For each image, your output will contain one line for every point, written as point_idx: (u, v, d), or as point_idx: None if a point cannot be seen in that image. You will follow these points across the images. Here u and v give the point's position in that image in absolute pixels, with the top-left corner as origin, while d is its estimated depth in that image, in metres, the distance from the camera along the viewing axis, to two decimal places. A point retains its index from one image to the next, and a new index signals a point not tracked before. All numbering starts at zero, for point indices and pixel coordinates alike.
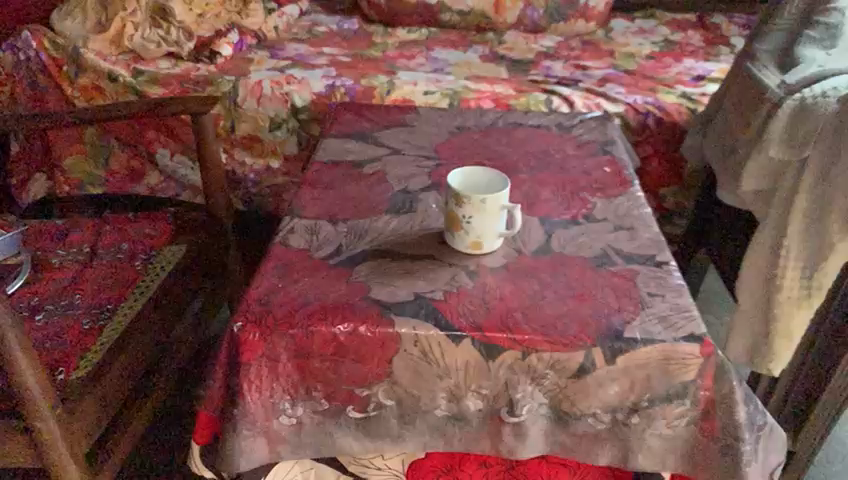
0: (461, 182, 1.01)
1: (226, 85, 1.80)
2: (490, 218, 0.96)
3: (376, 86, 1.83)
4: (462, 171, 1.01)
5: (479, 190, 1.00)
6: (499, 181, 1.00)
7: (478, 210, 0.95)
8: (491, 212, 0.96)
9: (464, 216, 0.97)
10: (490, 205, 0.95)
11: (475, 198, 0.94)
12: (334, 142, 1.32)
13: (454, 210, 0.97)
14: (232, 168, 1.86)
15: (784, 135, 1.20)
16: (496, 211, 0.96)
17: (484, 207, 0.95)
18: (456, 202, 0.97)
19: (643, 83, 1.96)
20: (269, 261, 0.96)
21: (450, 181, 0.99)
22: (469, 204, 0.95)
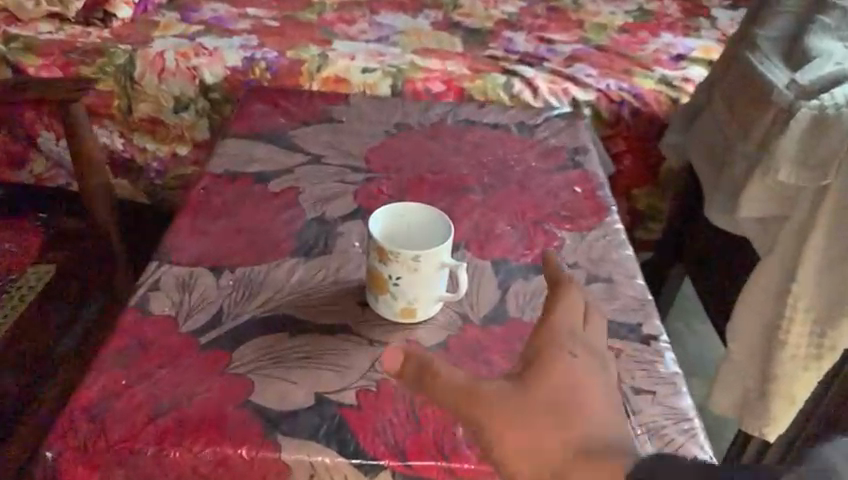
0: (386, 226, 0.74)
1: (120, 56, 1.49)
2: (426, 280, 0.71)
3: (305, 60, 1.53)
4: (387, 212, 0.74)
5: (413, 239, 0.75)
6: (438, 224, 0.74)
7: (410, 270, 0.70)
8: (427, 272, 0.70)
9: (391, 276, 0.71)
10: (426, 263, 0.70)
11: (406, 254, 0.69)
12: (236, 145, 1.04)
13: (377, 267, 0.72)
14: (130, 154, 1.54)
15: (796, 156, 0.96)
16: (433, 271, 0.71)
17: (417, 266, 0.70)
18: (380, 257, 0.71)
19: (617, 64, 1.70)
20: (116, 339, 0.69)
21: (373, 226, 0.73)
22: (397, 261, 0.70)
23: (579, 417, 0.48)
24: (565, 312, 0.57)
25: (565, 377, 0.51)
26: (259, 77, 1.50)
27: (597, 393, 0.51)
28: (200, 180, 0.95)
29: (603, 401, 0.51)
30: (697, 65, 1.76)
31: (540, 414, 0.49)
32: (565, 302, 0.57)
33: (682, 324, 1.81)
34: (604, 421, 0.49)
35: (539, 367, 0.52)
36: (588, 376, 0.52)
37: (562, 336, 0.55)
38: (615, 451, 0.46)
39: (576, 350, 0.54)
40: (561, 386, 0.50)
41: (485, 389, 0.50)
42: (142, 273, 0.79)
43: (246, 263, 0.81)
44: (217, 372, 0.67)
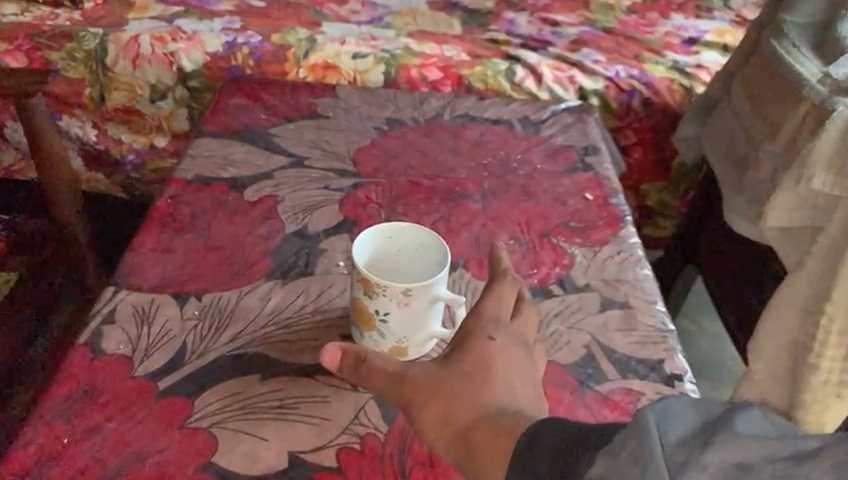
0: (375, 246, 0.67)
1: (90, 41, 1.37)
2: (418, 316, 0.62)
3: (291, 44, 1.42)
4: (378, 231, 0.67)
5: (405, 269, 0.67)
6: (433, 247, 0.66)
7: (400, 304, 0.61)
8: (420, 308, 0.61)
9: (378, 311, 0.62)
10: (420, 297, 0.61)
11: (396, 286, 0.60)
12: (211, 145, 0.94)
13: (362, 299, 0.62)
14: (105, 147, 1.43)
15: (830, 161, 0.87)
16: (427, 307, 0.61)
17: (410, 300, 0.61)
18: (366, 290, 0.62)
19: (625, 49, 1.59)
20: (61, 384, 0.60)
21: (359, 252, 0.65)
22: (385, 296, 0.61)
23: (488, 392, 0.53)
24: (494, 301, 0.60)
25: (485, 355, 0.55)
26: (242, 62, 1.38)
27: (508, 366, 0.55)
28: (166, 188, 0.85)
29: (516, 374, 0.55)
30: (710, 50, 1.65)
31: (451, 385, 0.53)
32: (496, 295, 0.61)
33: (689, 321, 1.72)
34: (511, 391, 0.53)
35: (459, 346, 0.57)
36: (503, 353, 0.56)
37: (486, 322, 0.59)
38: (512, 416, 0.51)
39: (497, 334, 0.58)
40: (473, 361, 0.55)
41: (412, 369, 0.55)
42: (96, 301, 0.69)
43: (214, 288, 0.71)
44: (176, 426, 0.58)
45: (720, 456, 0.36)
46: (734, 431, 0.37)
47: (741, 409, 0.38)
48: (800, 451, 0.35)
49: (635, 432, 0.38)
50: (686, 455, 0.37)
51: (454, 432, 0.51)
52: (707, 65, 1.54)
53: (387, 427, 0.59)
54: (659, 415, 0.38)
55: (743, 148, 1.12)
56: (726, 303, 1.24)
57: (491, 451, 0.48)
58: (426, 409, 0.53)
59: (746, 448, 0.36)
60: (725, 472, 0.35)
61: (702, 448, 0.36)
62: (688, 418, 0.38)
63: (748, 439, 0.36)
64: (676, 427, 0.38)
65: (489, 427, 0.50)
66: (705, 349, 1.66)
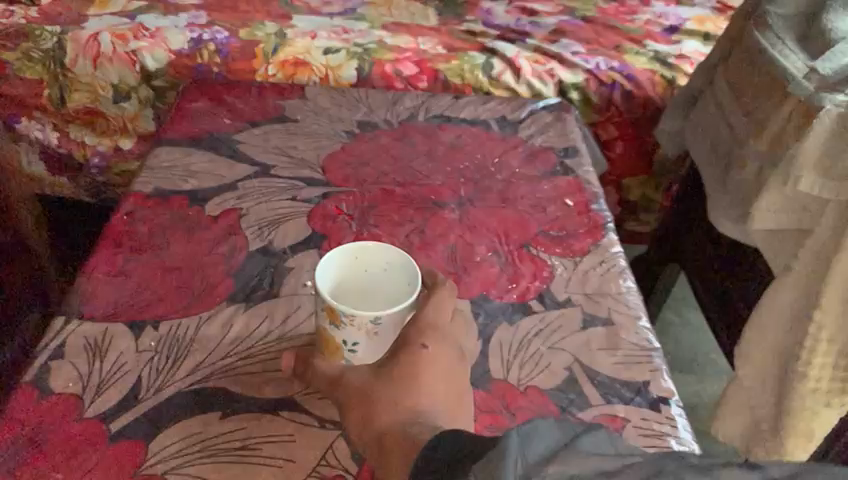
0: (339, 267, 0.62)
1: (47, 39, 1.31)
2: (389, 343, 0.59)
3: (260, 40, 1.36)
4: (343, 250, 0.62)
5: (373, 285, 0.63)
6: (404, 267, 0.62)
7: (369, 334, 0.58)
8: (390, 335, 0.58)
9: (346, 341, 0.58)
10: (387, 325, 0.58)
11: (363, 317, 0.57)
12: (171, 154, 0.89)
13: (327, 329, 0.59)
14: (67, 150, 1.38)
15: (818, 162, 0.84)
16: (396, 333, 0.59)
17: (378, 330, 0.58)
18: (330, 318, 0.58)
19: (605, 38, 1.56)
20: (4, 430, 0.56)
21: (323, 275, 0.61)
22: (353, 325, 0.57)
23: (408, 399, 0.51)
24: (434, 310, 0.58)
25: (412, 361, 0.53)
26: (207, 60, 1.33)
27: (438, 374, 0.53)
28: (123, 202, 0.80)
29: (443, 382, 0.53)
30: (692, 39, 1.61)
31: (376, 393, 0.53)
32: (434, 303, 0.59)
33: (673, 314, 1.69)
34: (432, 398, 0.52)
35: (393, 352, 0.55)
36: (433, 358, 0.54)
37: (424, 327, 0.57)
38: (424, 428, 0.49)
39: (431, 339, 0.55)
40: (401, 368, 0.53)
41: (347, 375, 0.55)
42: (44, 333, 0.64)
43: (171, 314, 0.66)
44: (128, 473, 0.54)
45: (559, 469, 0.37)
46: (577, 453, 0.38)
47: (586, 434, 0.40)
48: (626, 464, 0.37)
49: (494, 451, 0.38)
50: (535, 468, 0.37)
51: (373, 437, 0.51)
52: (690, 54, 1.50)
53: (356, 466, 0.56)
54: (522, 437, 0.39)
55: (727, 144, 1.09)
56: (710, 301, 1.21)
57: (397, 461, 0.48)
58: (353, 413, 0.53)
59: (582, 463, 0.37)
60: None
61: (546, 464, 0.37)
62: (547, 440, 0.39)
63: (587, 457, 0.38)
64: (534, 447, 0.38)
65: (400, 438, 0.49)
66: (690, 342, 1.63)
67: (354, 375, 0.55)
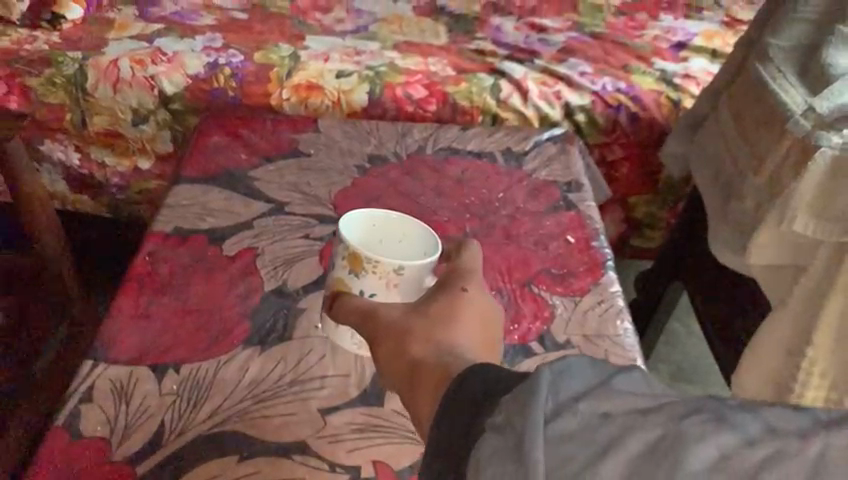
0: (359, 230, 0.75)
1: (69, 65, 1.35)
2: (402, 296, 0.69)
3: (275, 63, 1.40)
4: (363, 215, 0.75)
5: (386, 249, 0.75)
6: (415, 236, 0.74)
7: (388, 283, 0.68)
8: (405, 288, 0.69)
9: (364, 290, 0.69)
10: (406, 278, 0.68)
11: (386, 266, 0.68)
12: (190, 191, 0.93)
13: (349, 278, 0.69)
14: (88, 171, 1.44)
15: (813, 203, 0.87)
16: (410, 285, 0.69)
17: (397, 281, 0.68)
18: (353, 266, 0.69)
19: (613, 56, 1.59)
20: (37, 475, 0.60)
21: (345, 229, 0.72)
22: (375, 273, 0.68)
23: (441, 333, 0.51)
24: (471, 259, 0.66)
25: (452, 303, 0.55)
26: (224, 85, 1.37)
27: (475, 315, 0.55)
28: (145, 242, 0.84)
29: (479, 324, 0.54)
30: (700, 57, 1.63)
31: (411, 326, 0.53)
32: (470, 252, 0.67)
33: (679, 324, 1.72)
34: (466, 336, 0.51)
35: (432, 296, 0.58)
36: (474, 301, 0.57)
37: (463, 279, 0.60)
38: (455, 356, 0.48)
39: (469, 287, 0.59)
40: (440, 306, 0.55)
41: (385, 315, 0.57)
42: (74, 376, 0.69)
43: (191, 358, 0.71)
44: None
45: (592, 406, 0.32)
46: (610, 391, 0.33)
47: (623, 369, 0.36)
48: (665, 402, 0.32)
49: (526, 384, 0.34)
50: (567, 406, 0.33)
51: (401, 365, 0.50)
52: (697, 74, 1.52)
53: None
54: (556, 373, 0.34)
55: (728, 172, 1.12)
56: (712, 321, 1.24)
57: (425, 382, 0.45)
58: (385, 346, 0.54)
59: (618, 402, 0.33)
60: (593, 420, 0.32)
61: (577, 400, 0.33)
62: (582, 376, 0.34)
63: (624, 395, 0.33)
64: (569, 383, 0.34)
65: (430, 362, 0.48)
66: (696, 352, 1.66)
67: (389, 315, 0.57)
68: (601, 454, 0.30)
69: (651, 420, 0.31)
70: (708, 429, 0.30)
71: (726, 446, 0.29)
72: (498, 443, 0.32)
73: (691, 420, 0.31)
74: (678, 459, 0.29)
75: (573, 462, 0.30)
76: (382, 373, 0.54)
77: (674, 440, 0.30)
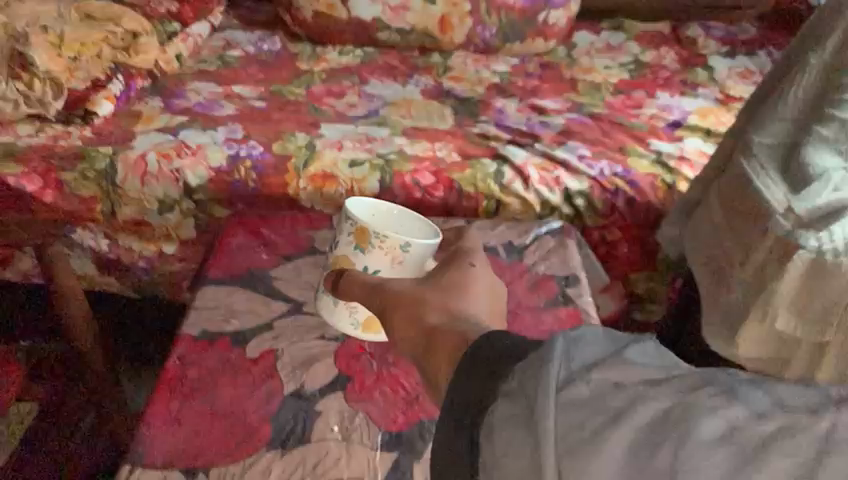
0: (366, 216, 0.97)
1: (101, 160, 1.45)
2: (404, 268, 0.89)
3: (292, 154, 1.50)
4: (370, 205, 0.97)
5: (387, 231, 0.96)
6: (414, 229, 0.98)
7: (393, 258, 0.89)
8: (407, 263, 0.89)
9: (372, 264, 0.90)
10: (408, 254, 0.88)
11: (393, 243, 0.88)
12: (215, 293, 1.01)
13: (361, 252, 0.90)
14: (117, 255, 1.53)
15: (791, 304, 1.01)
16: (411, 260, 0.89)
17: (401, 257, 0.88)
18: (365, 242, 0.89)
19: (612, 137, 1.67)
20: None
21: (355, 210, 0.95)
22: (383, 250, 0.88)
23: (451, 305, 0.68)
24: (473, 247, 0.87)
25: (463, 278, 0.75)
26: (244, 176, 1.46)
27: (479, 288, 0.74)
28: (175, 346, 0.92)
29: (481, 295, 0.73)
30: (694, 135, 1.72)
31: (428, 297, 0.71)
32: (469, 239, 0.93)
33: None
34: (470, 310, 0.68)
35: (446, 269, 0.77)
36: (475, 275, 0.76)
37: (466, 254, 0.81)
38: (466, 323, 0.63)
39: (475, 262, 0.78)
40: (451, 280, 0.74)
41: (405, 287, 0.75)
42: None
43: (219, 462, 0.77)
44: None
45: (605, 376, 0.44)
46: (626, 362, 0.45)
47: (634, 344, 0.48)
48: (673, 375, 0.44)
49: (545, 354, 0.46)
50: (583, 374, 0.44)
51: (420, 330, 0.66)
52: (691, 154, 1.60)
53: None
54: (574, 347, 0.46)
55: (719, 259, 1.18)
56: None
57: (444, 346, 0.60)
58: (403, 313, 0.71)
59: (628, 373, 0.44)
60: (604, 385, 0.44)
61: (591, 370, 0.45)
62: (596, 350, 0.47)
63: (633, 368, 0.45)
64: (585, 356, 0.46)
65: (447, 328, 0.62)
66: None
67: (406, 287, 0.76)
68: (614, 413, 0.42)
69: (661, 390, 0.42)
70: (712, 400, 0.41)
71: (732, 418, 0.39)
72: (521, 401, 0.45)
73: (702, 393, 0.41)
74: (682, 419, 0.40)
75: (590, 423, 0.42)
76: (399, 331, 0.71)
77: (683, 408, 0.40)
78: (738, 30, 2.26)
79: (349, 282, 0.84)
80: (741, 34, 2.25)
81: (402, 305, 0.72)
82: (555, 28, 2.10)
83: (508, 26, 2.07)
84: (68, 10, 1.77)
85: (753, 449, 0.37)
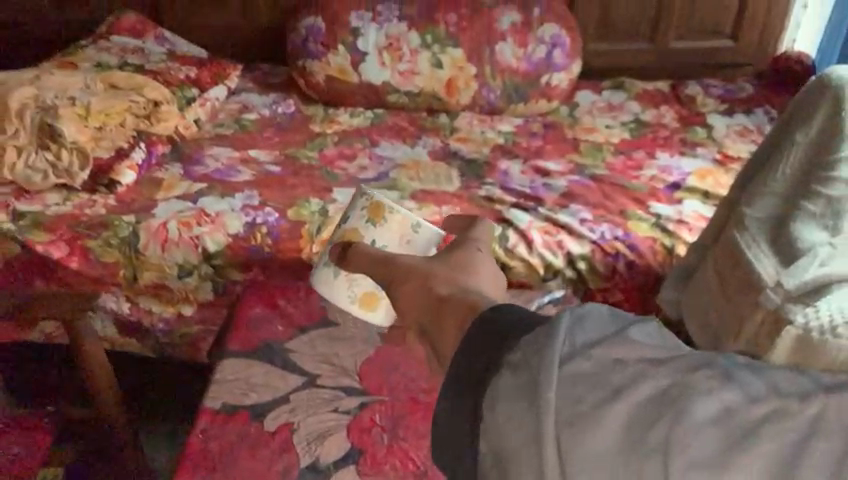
0: None
1: (125, 228, 1.53)
2: (411, 246, 1.06)
3: (306, 220, 1.56)
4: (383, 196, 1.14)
5: None
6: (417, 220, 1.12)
7: (402, 237, 1.06)
8: (415, 243, 1.06)
9: (380, 237, 1.07)
10: (416, 235, 1.06)
11: (406, 226, 1.06)
12: (234, 366, 1.07)
13: (373, 226, 1.08)
14: (137, 317, 1.60)
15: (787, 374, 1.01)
16: (415, 240, 1.06)
17: (409, 237, 1.06)
18: (379, 219, 1.07)
19: (613, 199, 1.73)
20: None
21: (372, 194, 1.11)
22: (394, 227, 1.06)
23: (457, 278, 0.63)
24: (479, 238, 0.84)
25: (467, 264, 0.71)
26: (261, 241, 1.54)
27: (486, 276, 0.70)
28: (198, 420, 0.98)
29: (486, 282, 0.69)
30: (693, 198, 1.78)
31: (434, 272, 0.66)
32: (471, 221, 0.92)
33: None
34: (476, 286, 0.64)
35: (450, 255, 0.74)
36: (480, 261, 0.74)
37: (469, 247, 0.79)
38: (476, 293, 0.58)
39: (481, 254, 0.76)
40: (454, 264, 0.70)
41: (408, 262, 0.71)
42: None
43: None
44: None
45: (606, 352, 0.42)
46: (628, 339, 0.43)
47: (641, 321, 0.44)
48: (676, 356, 0.41)
49: (546, 328, 0.44)
50: (582, 351, 0.42)
51: (424, 299, 0.61)
52: (689, 217, 1.66)
53: None
54: (577, 320, 0.43)
55: (716, 325, 1.22)
56: None
57: (455, 310, 0.54)
58: (407, 285, 0.65)
59: (629, 350, 0.42)
60: (603, 362, 0.41)
61: (593, 345, 0.42)
62: (598, 324, 0.44)
63: (634, 345, 0.42)
64: (586, 330, 0.43)
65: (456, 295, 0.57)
66: None
67: (410, 262, 0.71)
68: (612, 394, 0.40)
69: (660, 372, 0.40)
70: (710, 384, 0.39)
71: (727, 402, 0.38)
72: (517, 377, 0.43)
73: (698, 374, 0.39)
74: (679, 406, 0.38)
75: (583, 403, 0.40)
76: (399, 302, 0.66)
77: (680, 390, 0.39)
78: (736, 86, 2.33)
79: (358, 252, 0.84)
80: (740, 91, 2.31)
81: (407, 278, 0.67)
82: (558, 89, 2.18)
83: (512, 87, 2.15)
84: (94, 82, 1.87)
85: (749, 438, 0.36)
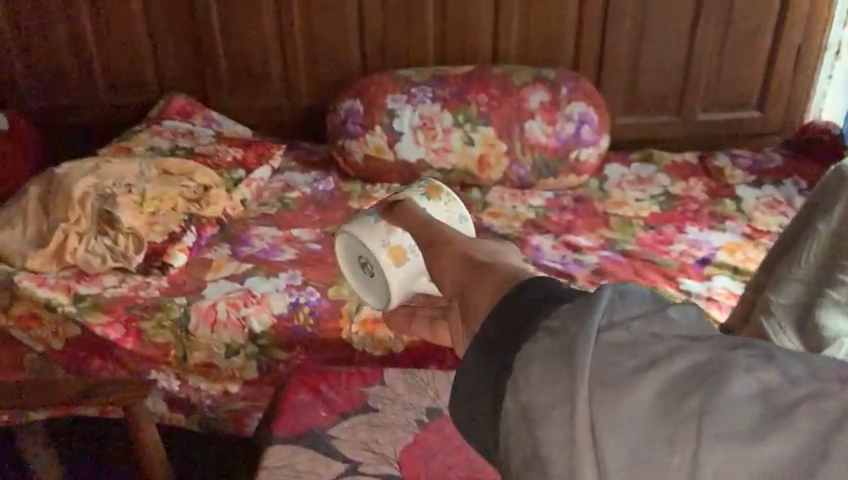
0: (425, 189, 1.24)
1: (177, 310, 1.63)
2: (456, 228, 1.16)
3: (346, 300, 1.64)
4: None
5: None
6: None
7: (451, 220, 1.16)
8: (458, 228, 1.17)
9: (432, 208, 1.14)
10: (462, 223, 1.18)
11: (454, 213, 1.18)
12: (282, 453, 1.13)
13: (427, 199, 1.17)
14: (186, 394, 1.67)
15: None
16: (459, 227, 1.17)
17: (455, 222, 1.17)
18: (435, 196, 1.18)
19: (643, 277, 1.78)
20: None
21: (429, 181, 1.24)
22: (447, 209, 1.17)
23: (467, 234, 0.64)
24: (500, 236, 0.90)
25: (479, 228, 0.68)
26: (303, 321, 1.61)
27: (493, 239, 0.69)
28: None
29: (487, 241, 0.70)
30: (722, 273, 1.82)
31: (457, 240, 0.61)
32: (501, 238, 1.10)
33: None
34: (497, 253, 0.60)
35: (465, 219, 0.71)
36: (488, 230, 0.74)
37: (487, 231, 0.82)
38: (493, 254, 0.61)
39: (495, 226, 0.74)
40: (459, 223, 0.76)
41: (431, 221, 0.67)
42: None
43: None
44: None
45: (643, 326, 0.44)
46: (665, 315, 0.44)
47: (683, 307, 0.46)
48: (715, 337, 0.43)
49: (587, 299, 0.46)
50: (620, 322, 0.44)
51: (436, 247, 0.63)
52: (719, 294, 1.72)
53: None
54: (618, 295, 0.45)
55: None
56: None
57: (490, 279, 0.55)
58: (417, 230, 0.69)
59: (666, 326, 0.44)
60: (640, 335, 0.43)
61: (633, 320, 0.44)
62: (636, 302, 0.45)
63: (672, 323, 0.44)
64: (626, 305, 0.45)
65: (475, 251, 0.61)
66: None
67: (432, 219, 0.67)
68: (648, 364, 0.41)
69: (698, 348, 0.42)
70: (750, 363, 0.40)
71: (765, 381, 0.39)
72: (551, 341, 0.44)
73: (737, 354, 0.41)
74: (716, 376, 0.40)
75: (621, 367, 0.42)
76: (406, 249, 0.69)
77: (718, 363, 0.40)
78: (765, 156, 2.37)
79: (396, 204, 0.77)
80: (767, 162, 2.35)
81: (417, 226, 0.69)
82: (587, 164, 2.24)
83: (542, 162, 2.23)
84: (149, 168, 1.98)
85: (784, 414, 0.37)
